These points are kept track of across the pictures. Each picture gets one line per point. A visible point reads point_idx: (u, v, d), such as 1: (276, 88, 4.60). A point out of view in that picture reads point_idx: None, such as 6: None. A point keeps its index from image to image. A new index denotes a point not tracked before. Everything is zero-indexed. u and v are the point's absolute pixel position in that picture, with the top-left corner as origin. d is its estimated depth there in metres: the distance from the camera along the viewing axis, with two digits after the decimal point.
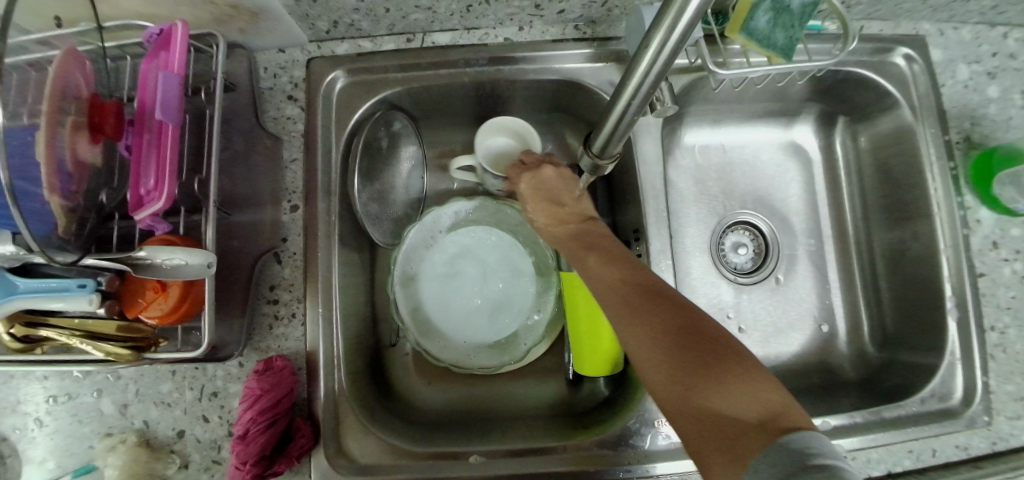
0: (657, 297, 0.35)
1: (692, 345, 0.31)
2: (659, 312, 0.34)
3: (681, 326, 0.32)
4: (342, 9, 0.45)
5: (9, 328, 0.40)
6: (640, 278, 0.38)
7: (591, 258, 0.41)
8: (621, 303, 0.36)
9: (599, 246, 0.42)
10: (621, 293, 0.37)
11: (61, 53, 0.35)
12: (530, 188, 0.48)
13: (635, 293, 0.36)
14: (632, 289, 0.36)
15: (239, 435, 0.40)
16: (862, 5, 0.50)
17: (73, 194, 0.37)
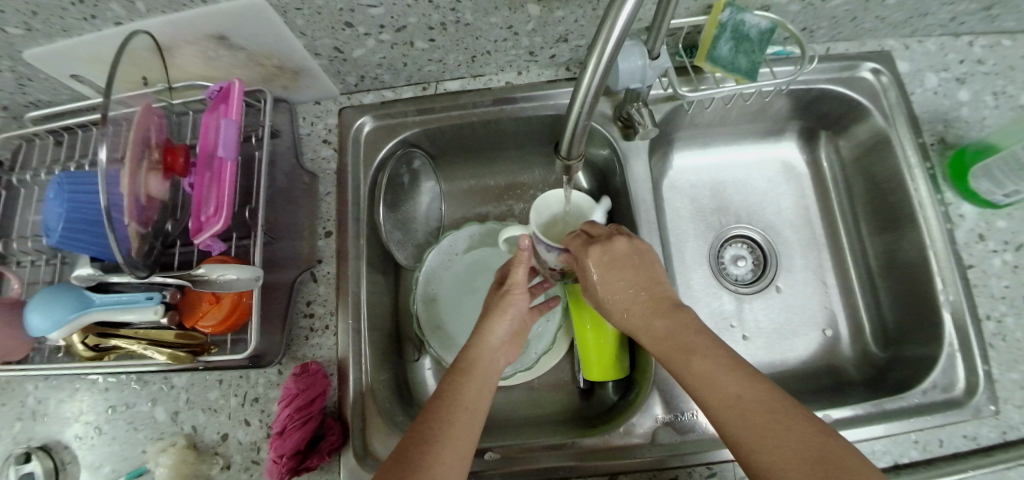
0: (783, 417, 0.34)
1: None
2: (788, 437, 0.33)
3: (817, 455, 0.32)
4: (367, 65, 0.53)
5: (83, 338, 0.47)
6: (757, 390, 0.35)
7: (699, 361, 0.37)
8: (747, 422, 0.34)
9: (703, 342, 0.38)
10: (744, 409, 0.35)
11: (139, 108, 0.43)
12: (600, 265, 0.42)
13: (761, 413, 0.34)
14: (752, 406, 0.35)
15: (278, 431, 0.45)
16: (822, 29, 0.55)
17: (148, 222, 0.45)
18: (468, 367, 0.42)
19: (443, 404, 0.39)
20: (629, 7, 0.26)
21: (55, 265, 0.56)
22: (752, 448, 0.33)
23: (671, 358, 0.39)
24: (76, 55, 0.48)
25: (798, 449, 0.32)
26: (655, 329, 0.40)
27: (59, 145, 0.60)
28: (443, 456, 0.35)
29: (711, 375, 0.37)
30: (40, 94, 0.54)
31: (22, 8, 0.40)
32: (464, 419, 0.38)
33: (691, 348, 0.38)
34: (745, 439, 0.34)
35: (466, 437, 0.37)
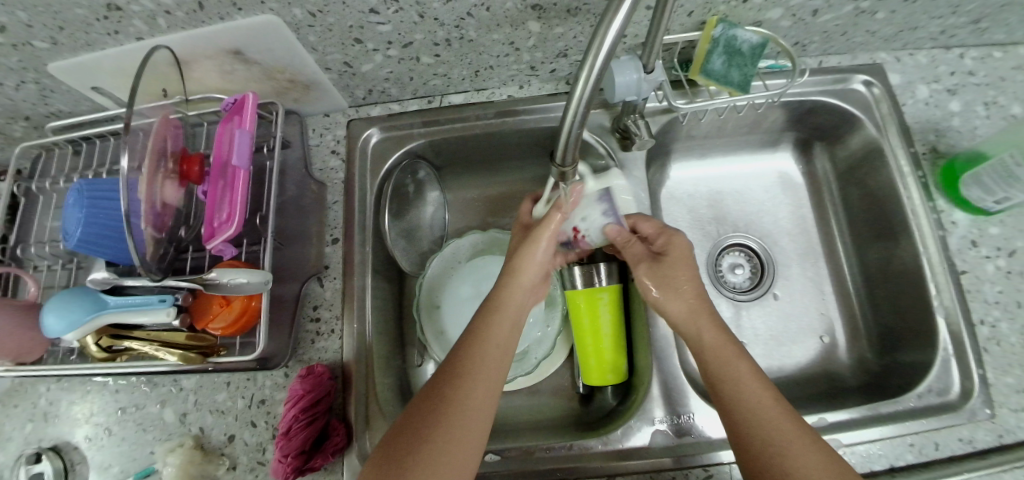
0: (804, 432, 0.38)
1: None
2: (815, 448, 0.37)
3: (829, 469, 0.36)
4: (375, 79, 0.55)
5: (98, 339, 0.49)
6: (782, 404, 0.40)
7: (740, 366, 0.42)
8: (771, 428, 0.38)
9: (743, 352, 0.43)
10: (769, 415, 0.39)
11: (157, 120, 0.46)
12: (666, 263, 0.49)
13: (789, 423, 0.38)
14: (783, 420, 0.39)
15: (284, 431, 0.46)
16: (815, 43, 0.57)
17: (163, 227, 0.46)
18: (499, 305, 0.45)
19: (474, 343, 0.42)
20: (616, 25, 0.28)
21: (70, 269, 0.58)
22: (773, 448, 0.37)
23: (714, 356, 0.43)
24: (98, 68, 0.50)
25: (816, 461, 0.36)
26: (707, 330, 0.44)
27: (77, 155, 0.62)
28: (474, 393, 0.39)
29: (744, 381, 0.41)
30: (61, 105, 0.57)
31: (50, 24, 0.43)
32: (495, 358, 0.42)
33: (735, 353, 0.43)
34: (764, 439, 0.38)
35: (495, 375, 0.41)
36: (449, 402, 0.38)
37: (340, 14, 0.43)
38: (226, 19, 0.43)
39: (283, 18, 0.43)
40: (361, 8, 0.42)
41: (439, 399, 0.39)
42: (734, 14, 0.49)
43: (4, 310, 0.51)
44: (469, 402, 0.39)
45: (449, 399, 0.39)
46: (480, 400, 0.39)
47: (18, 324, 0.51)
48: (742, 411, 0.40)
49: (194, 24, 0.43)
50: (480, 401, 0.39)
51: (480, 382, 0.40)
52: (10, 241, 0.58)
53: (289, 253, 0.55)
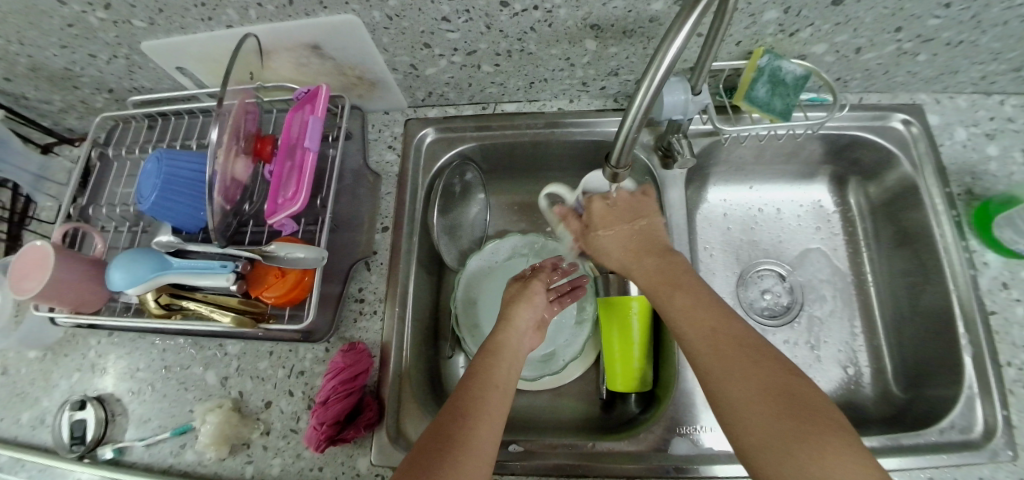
0: (755, 353, 0.38)
1: (792, 412, 0.34)
2: (755, 368, 0.37)
3: (780, 389, 0.36)
4: (436, 83, 0.59)
5: (158, 296, 0.52)
6: (733, 326, 0.40)
7: (679, 296, 0.43)
8: (720, 353, 0.39)
9: (685, 283, 0.44)
10: (718, 342, 0.39)
11: (237, 102, 0.49)
12: (603, 210, 0.52)
13: (730, 345, 0.39)
14: (724, 340, 0.40)
15: (322, 400, 0.49)
16: (856, 81, 0.59)
17: (231, 200, 0.51)
18: (498, 347, 0.46)
19: (479, 384, 0.42)
20: (674, 48, 0.31)
21: (135, 233, 0.62)
22: (717, 371, 0.38)
23: (655, 288, 0.45)
24: (188, 51, 0.55)
25: (761, 376, 0.37)
26: (644, 266, 0.47)
27: (151, 128, 0.67)
28: (480, 431, 0.38)
29: (692, 311, 0.42)
30: (145, 82, 0.62)
31: (152, 6, 0.47)
32: (497, 399, 0.41)
33: (668, 286, 0.44)
34: (714, 368, 0.38)
35: (500, 414, 0.41)
36: (455, 440, 0.37)
37: (414, 19, 0.47)
38: (311, 15, 0.47)
39: (362, 18, 0.47)
40: (435, 15, 0.46)
41: (444, 433, 0.38)
42: (779, 47, 0.52)
43: (77, 263, 0.55)
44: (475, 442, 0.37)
45: (455, 434, 0.38)
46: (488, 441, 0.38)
47: (86, 276, 0.55)
48: (692, 340, 0.41)
49: (280, 17, 0.48)
50: (485, 441, 0.38)
51: (485, 421, 0.39)
52: (82, 201, 0.63)
53: (342, 237, 0.58)
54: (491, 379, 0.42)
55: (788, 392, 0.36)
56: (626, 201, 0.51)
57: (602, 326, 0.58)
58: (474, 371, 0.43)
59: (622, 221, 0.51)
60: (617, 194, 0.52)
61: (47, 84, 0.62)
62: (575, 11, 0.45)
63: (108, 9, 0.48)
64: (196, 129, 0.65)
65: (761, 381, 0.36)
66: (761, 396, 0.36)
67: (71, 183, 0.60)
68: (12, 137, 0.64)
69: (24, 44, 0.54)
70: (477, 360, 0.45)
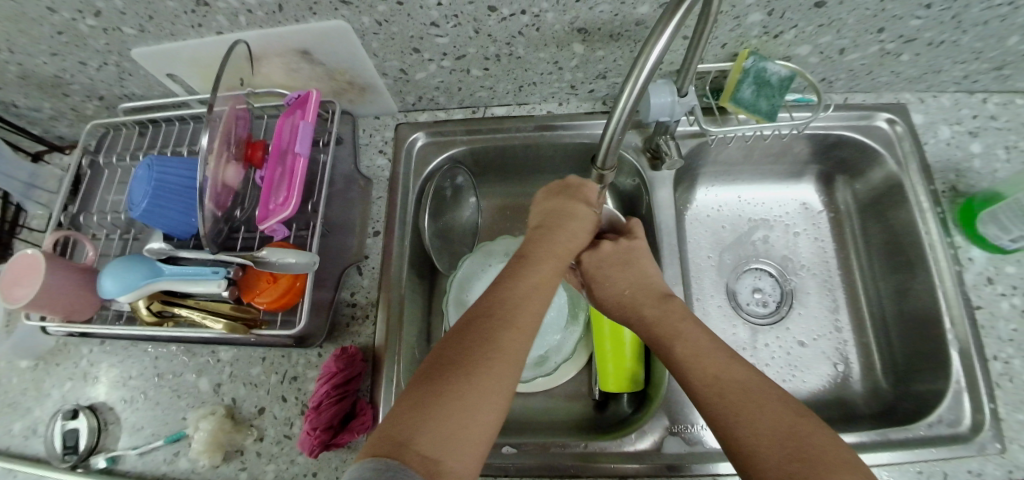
0: (759, 396, 0.38)
1: (806, 456, 0.33)
2: (761, 412, 0.37)
3: (788, 431, 0.35)
4: (426, 87, 0.59)
5: (150, 303, 0.52)
6: (744, 373, 0.41)
7: (683, 342, 0.44)
8: (727, 402, 0.39)
9: (693, 332, 0.45)
10: (723, 389, 0.40)
11: (228, 107, 0.49)
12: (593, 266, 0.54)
13: (741, 392, 0.39)
14: (729, 385, 0.40)
15: (315, 405, 0.49)
16: (841, 81, 0.60)
17: (221, 205, 0.50)
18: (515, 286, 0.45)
19: (491, 319, 0.41)
20: (658, 48, 0.32)
21: (127, 240, 0.62)
22: (728, 417, 0.38)
23: (662, 334, 0.46)
24: (177, 57, 0.55)
25: (772, 419, 0.36)
26: (645, 309, 0.49)
27: (142, 136, 0.67)
28: (488, 361, 0.38)
29: (699, 358, 0.42)
30: (135, 89, 0.62)
31: (141, 13, 0.48)
32: (511, 334, 0.40)
33: (676, 335, 0.45)
34: (723, 413, 0.38)
35: (514, 350, 0.40)
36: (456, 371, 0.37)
37: (403, 24, 0.47)
38: (301, 21, 0.48)
39: (351, 25, 0.48)
40: (424, 20, 0.46)
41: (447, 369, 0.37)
42: (765, 48, 0.53)
43: (68, 271, 0.55)
44: (477, 374, 0.37)
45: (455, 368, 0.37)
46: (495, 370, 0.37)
47: (77, 284, 0.55)
48: (698, 390, 0.41)
49: (270, 24, 0.48)
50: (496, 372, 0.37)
51: (491, 352, 0.38)
52: (72, 209, 0.63)
53: (334, 241, 0.58)
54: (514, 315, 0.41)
55: (796, 434, 0.35)
56: (615, 253, 0.54)
57: (594, 327, 0.58)
58: (489, 303, 0.43)
59: (614, 271, 0.53)
60: (605, 246, 0.54)
61: (38, 92, 0.62)
62: (563, 15, 0.46)
63: (98, 17, 0.48)
64: (188, 136, 0.65)
65: (772, 426, 0.36)
66: (773, 440, 0.35)
67: (62, 192, 0.60)
68: (2, 145, 0.64)
69: (13, 52, 0.54)
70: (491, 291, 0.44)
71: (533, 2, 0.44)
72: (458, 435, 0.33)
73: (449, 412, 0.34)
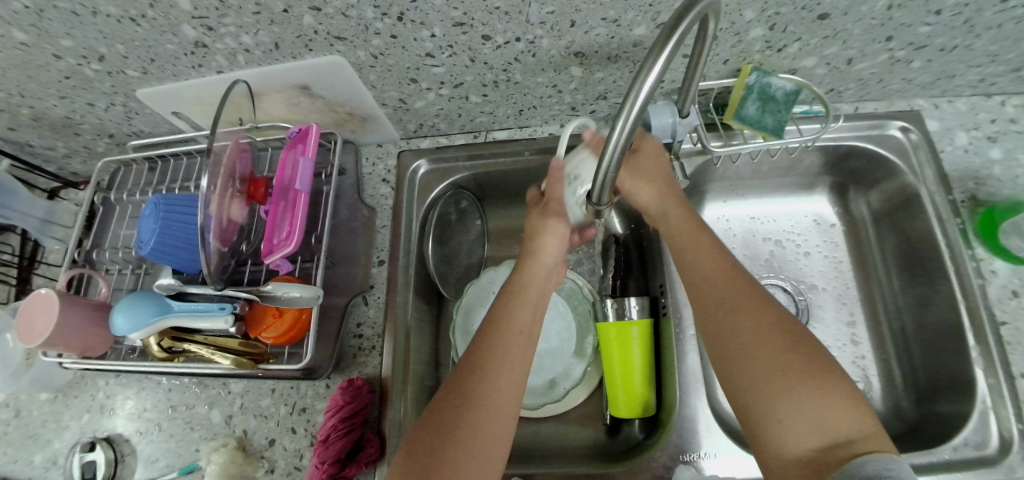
0: (763, 306, 0.41)
1: (799, 357, 0.38)
2: (765, 320, 0.40)
3: (788, 338, 0.39)
4: (426, 115, 0.59)
5: (160, 339, 0.53)
6: (750, 287, 0.43)
7: (705, 242, 0.47)
8: (733, 302, 0.42)
9: (708, 234, 0.48)
10: (732, 296, 0.43)
11: (230, 143, 0.50)
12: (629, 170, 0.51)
13: (749, 292, 0.43)
14: (737, 292, 0.43)
15: (323, 438, 0.49)
16: (850, 90, 0.58)
17: (227, 242, 0.51)
18: (521, 291, 0.48)
19: (498, 334, 0.44)
20: (656, 70, 0.31)
21: (138, 275, 0.63)
22: (734, 308, 0.42)
23: (684, 233, 0.48)
24: (181, 96, 0.56)
25: (772, 321, 0.40)
26: (673, 209, 0.50)
27: (152, 171, 0.68)
28: (501, 384, 0.41)
29: (711, 259, 0.46)
30: (143, 126, 0.63)
31: (144, 56, 0.49)
32: (517, 346, 0.44)
33: (697, 234, 0.48)
34: (733, 305, 0.42)
35: (518, 362, 0.43)
36: (474, 393, 0.40)
37: (399, 56, 0.47)
38: (298, 58, 0.48)
39: (348, 58, 0.48)
40: (419, 51, 0.46)
41: (463, 395, 0.40)
42: (768, 62, 0.51)
43: (82, 309, 0.56)
44: (496, 378, 0.41)
45: (473, 391, 0.41)
46: (505, 391, 0.41)
47: (91, 321, 0.56)
48: (707, 290, 0.44)
49: (268, 61, 0.49)
50: (504, 393, 0.41)
51: (503, 375, 0.42)
52: (86, 245, 0.64)
53: (339, 272, 0.59)
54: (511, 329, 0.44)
55: (795, 341, 0.39)
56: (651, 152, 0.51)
57: (601, 351, 0.57)
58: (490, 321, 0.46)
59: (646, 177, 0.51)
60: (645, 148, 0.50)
61: (51, 132, 0.64)
62: (558, 40, 0.45)
63: (102, 61, 0.49)
64: (195, 169, 0.66)
65: (770, 332, 0.40)
66: (770, 342, 0.39)
67: (76, 228, 0.61)
68: (19, 185, 0.66)
69: (24, 96, 0.56)
70: (498, 306, 0.47)
71: (527, 29, 0.43)
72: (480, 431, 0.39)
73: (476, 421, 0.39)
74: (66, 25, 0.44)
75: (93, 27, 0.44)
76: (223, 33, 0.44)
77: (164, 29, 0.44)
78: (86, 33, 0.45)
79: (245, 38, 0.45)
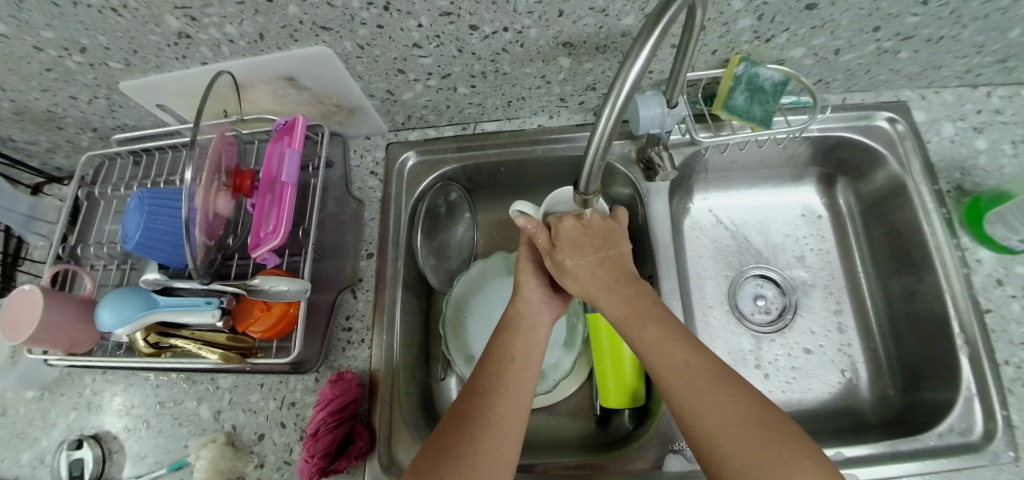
0: (723, 383, 0.38)
1: (771, 442, 0.35)
2: (728, 402, 0.37)
3: (755, 419, 0.36)
4: (415, 107, 0.59)
5: (147, 335, 0.52)
6: (706, 360, 0.40)
7: (650, 330, 0.42)
8: (687, 386, 0.38)
9: (653, 313, 0.43)
10: (688, 377, 0.39)
11: (216, 135, 0.50)
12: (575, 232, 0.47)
13: (708, 377, 0.38)
14: (693, 371, 0.39)
15: (312, 432, 0.48)
16: (838, 81, 0.58)
17: (213, 236, 0.50)
18: (513, 323, 0.48)
19: (496, 362, 0.44)
20: (641, 61, 0.31)
21: (124, 270, 0.62)
22: (697, 411, 0.37)
23: (628, 329, 0.43)
24: (164, 88, 0.55)
25: (740, 414, 0.36)
26: (608, 304, 0.44)
27: (137, 165, 0.67)
28: (500, 407, 0.41)
29: (662, 352, 0.40)
30: (128, 119, 0.62)
31: (126, 48, 0.48)
32: (515, 373, 0.44)
33: (642, 322, 0.42)
34: (690, 401, 0.38)
35: (519, 388, 0.43)
36: (474, 415, 0.41)
37: (385, 47, 0.47)
38: (284, 48, 0.47)
39: (334, 49, 0.47)
40: (406, 42, 0.46)
41: (463, 417, 0.41)
42: (756, 53, 0.52)
43: (67, 304, 0.55)
44: (498, 402, 0.41)
45: (475, 414, 0.41)
46: (507, 412, 0.41)
47: (76, 317, 0.55)
48: (662, 376, 0.40)
49: (253, 53, 0.48)
50: (506, 412, 0.41)
51: (502, 397, 0.42)
52: (71, 240, 0.63)
53: (327, 265, 0.58)
54: (506, 354, 0.45)
55: (763, 424, 0.36)
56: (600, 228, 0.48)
57: (591, 343, 0.58)
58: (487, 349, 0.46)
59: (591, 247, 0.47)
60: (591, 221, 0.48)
61: (33, 126, 0.63)
62: (546, 30, 0.45)
63: (83, 53, 0.49)
64: (181, 163, 0.65)
65: (738, 413, 0.36)
66: (739, 429, 0.35)
67: (60, 223, 0.60)
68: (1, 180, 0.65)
69: (5, 89, 0.55)
70: (494, 336, 0.47)
71: (514, 19, 0.43)
72: (489, 453, 0.38)
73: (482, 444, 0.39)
74: (45, 16, 0.43)
75: (74, 18, 0.43)
76: (207, 24, 0.44)
77: (146, 19, 0.43)
78: (66, 24, 0.44)
79: (230, 28, 0.44)
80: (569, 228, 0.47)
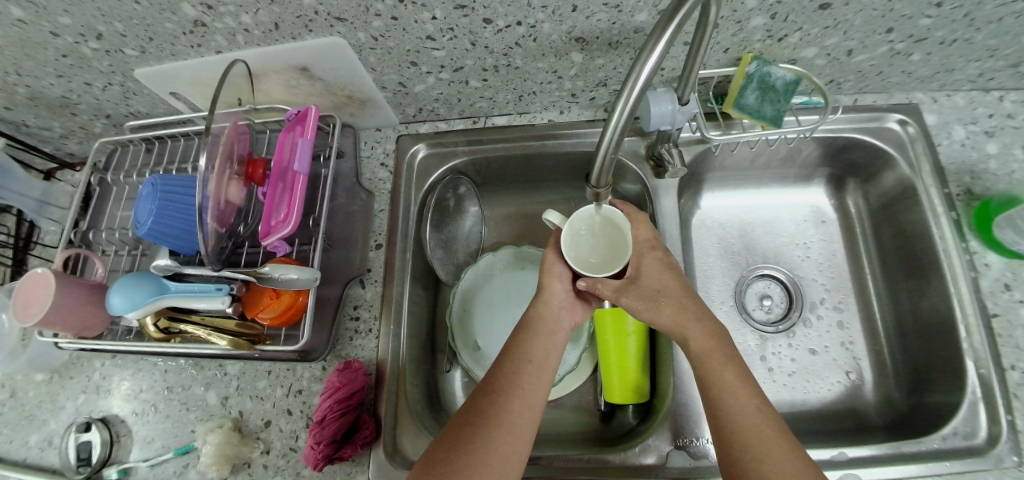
0: (782, 436, 0.38)
1: None
2: (787, 456, 0.37)
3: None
4: (427, 99, 0.59)
5: (156, 320, 0.53)
6: (768, 414, 0.39)
7: (728, 370, 0.42)
8: (750, 431, 0.38)
9: (735, 356, 0.43)
10: (751, 424, 0.39)
11: (229, 124, 0.50)
12: (649, 270, 0.48)
13: (772, 428, 0.38)
14: (756, 420, 0.39)
15: (318, 420, 0.49)
16: (850, 82, 0.58)
17: (224, 223, 0.51)
18: (533, 324, 0.48)
19: (513, 362, 0.45)
20: (655, 55, 0.31)
21: (135, 256, 0.63)
22: (753, 454, 0.37)
23: (707, 363, 0.42)
24: (178, 76, 0.55)
25: (797, 466, 0.36)
26: (695, 334, 0.44)
27: (148, 152, 0.67)
28: (514, 407, 0.42)
29: (735, 392, 0.41)
30: (140, 107, 0.63)
31: (141, 35, 0.48)
32: (531, 376, 0.44)
33: (724, 360, 0.42)
34: (752, 446, 0.38)
35: (536, 389, 0.43)
36: (490, 415, 0.41)
37: (399, 38, 0.47)
38: (298, 39, 0.48)
39: (348, 40, 0.48)
40: (419, 34, 0.46)
41: (478, 415, 0.41)
42: (768, 52, 0.52)
43: (79, 287, 0.55)
44: (513, 403, 0.42)
45: (490, 412, 0.41)
46: (518, 414, 0.41)
47: (87, 301, 0.56)
48: (729, 414, 0.40)
49: (267, 42, 0.48)
50: (517, 413, 0.41)
51: (518, 396, 0.42)
52: (82, 226, 0.64)
53: (336, 255, 0.59)
54: (524, 355, 0.45)
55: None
56: (662, 269, 0.48)
57: (596, 337, 0.58)
58: (505, 350, 0.47)
59: (659, 290, 0.47)
60: (653, 269, 0.48)
61: (47, 112, 0.63)
62: (559, 25, 0.45)
63: (100, 39, 0.49)
64: (193, 151, 0.66)
65: (793, 469, 0.36)
66: None
67: (73, 208, 0.61)
68: (14, 164, 0.66)
69: (21, 74, 0.56)
70: (511, 336, 0.48)
71: (528, 13, 0.43)
72: (495, 456, 0.39)
73: (492, 445, 0.39)
74: (63, 3, 0.44)
75: (91, 4, 0.44)
76: (223, 12, 0.44)
77: (163, 7, 0.44)
78: (83, 11, 0.45)
79: (245, 17, 0.45)
80: (651, 273, 0.48)
